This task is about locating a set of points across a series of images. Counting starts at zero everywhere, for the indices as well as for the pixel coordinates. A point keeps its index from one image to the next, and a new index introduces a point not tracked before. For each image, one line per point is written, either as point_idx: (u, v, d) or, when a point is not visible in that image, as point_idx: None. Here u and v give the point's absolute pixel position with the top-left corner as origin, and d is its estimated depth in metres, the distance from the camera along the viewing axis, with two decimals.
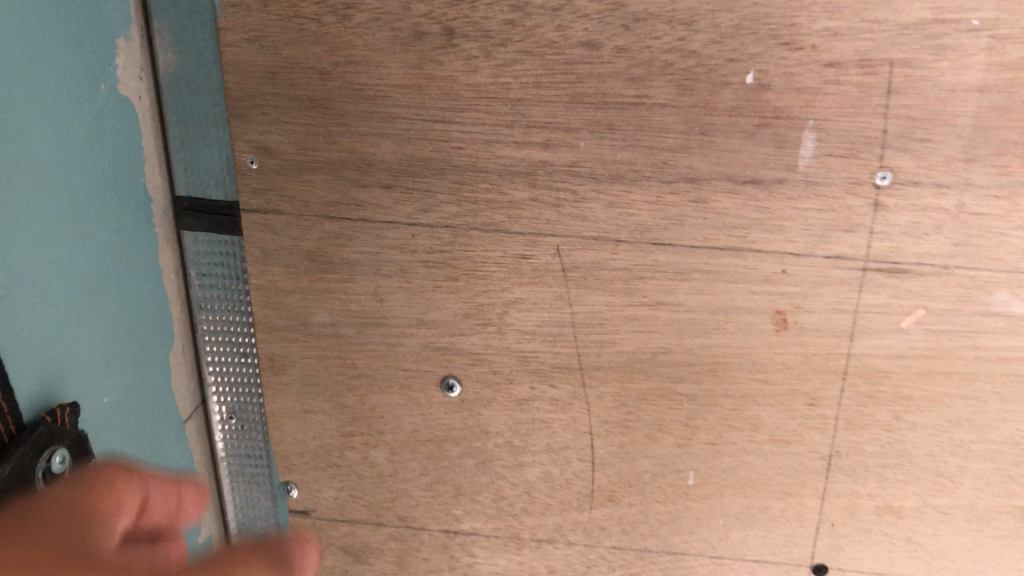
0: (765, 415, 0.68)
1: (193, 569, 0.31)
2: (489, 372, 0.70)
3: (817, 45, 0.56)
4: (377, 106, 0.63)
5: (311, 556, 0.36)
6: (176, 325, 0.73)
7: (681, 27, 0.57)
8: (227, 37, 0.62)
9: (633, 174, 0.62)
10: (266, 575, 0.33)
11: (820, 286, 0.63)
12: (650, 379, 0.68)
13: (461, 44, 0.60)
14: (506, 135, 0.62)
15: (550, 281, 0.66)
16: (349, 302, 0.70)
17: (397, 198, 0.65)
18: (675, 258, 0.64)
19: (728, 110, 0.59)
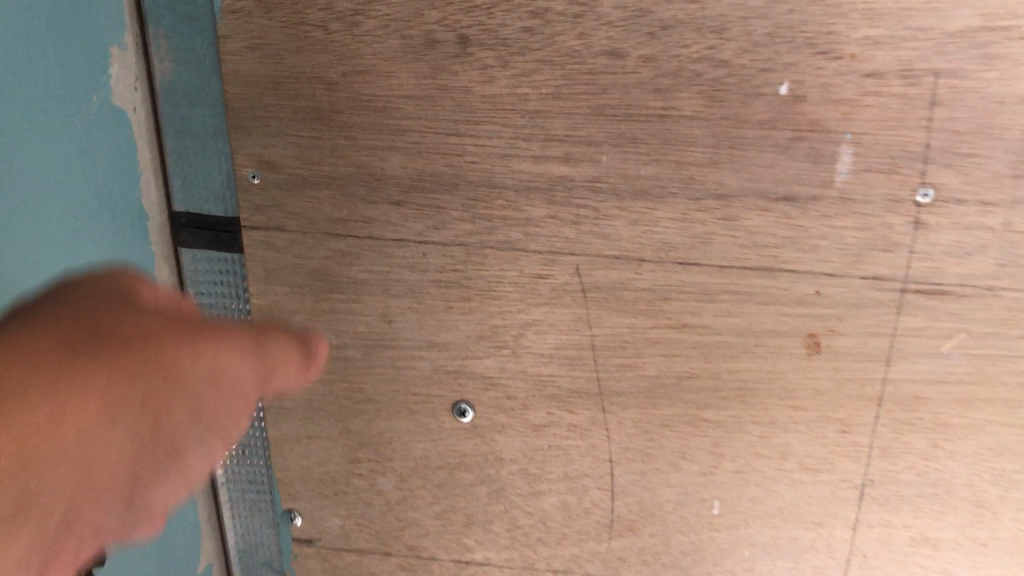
0: (795, 443, 0.65)
1: (249, 345, 0.36)
2: (503, 397, 0.67)
3: (857, 55, 0.53)
4: (387, 117, 0.59)
5: (322, 343, 0.43)
6: None
7: (711, 35, 0.54)
8: (229, 45, 0.59)
9: (659, 191, 0.58)
10: (298, 352, 0.40)
11: (855, 308, 0.60)
12: (674, 405, 0.65)
13: (475, 52, 0.56)
14: (524, 148, 0.59)
15: (569, 302, 0.63)
16: (356, 323, 0.66)
17: (407, 215, 0.62)
18: (702, 278, 0.60)
19: (760, 122, 0.55)
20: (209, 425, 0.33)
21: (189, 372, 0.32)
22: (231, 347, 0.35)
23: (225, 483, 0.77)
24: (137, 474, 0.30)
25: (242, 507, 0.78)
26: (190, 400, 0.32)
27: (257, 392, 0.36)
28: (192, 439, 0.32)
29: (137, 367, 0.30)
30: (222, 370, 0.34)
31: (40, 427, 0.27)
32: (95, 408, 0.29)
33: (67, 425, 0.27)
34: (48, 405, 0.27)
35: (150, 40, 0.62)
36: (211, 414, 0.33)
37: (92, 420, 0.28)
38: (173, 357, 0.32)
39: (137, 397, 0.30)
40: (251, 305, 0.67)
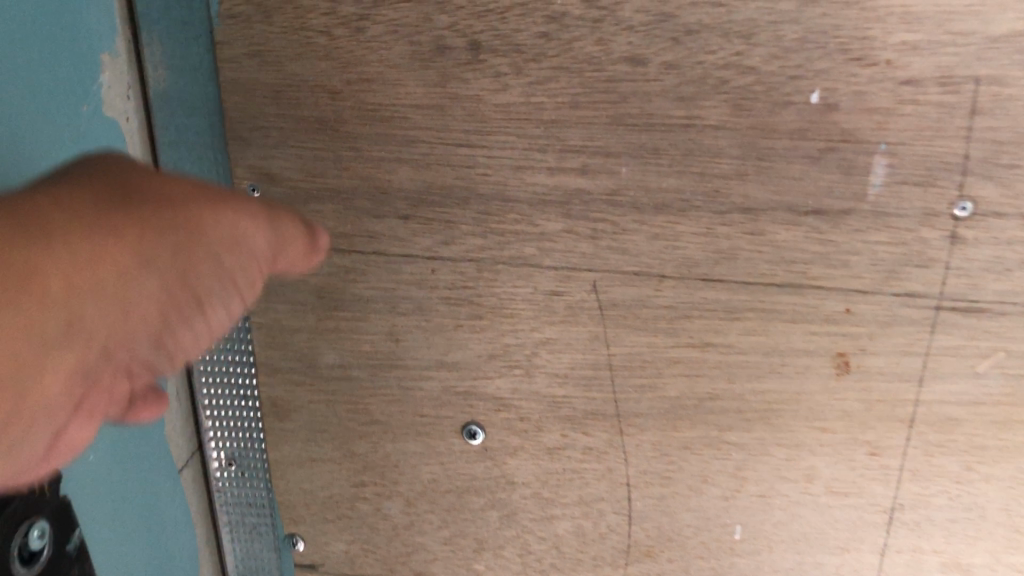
0: (822, 466, 0.62)
1: (261, 217, 0.41)
2: (515, 419, 0.64)
3: (892, 61, 0.50)
4: (393, 127, 0.56)
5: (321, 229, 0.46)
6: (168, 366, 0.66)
7: (738, 40, 0.51)
8: (226, 52, 0.56)
9: (681, 204, 0.55)
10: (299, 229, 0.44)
11: (887, 326, 0.57)
12: (696, 427, 0.62)
13: (488, 59, 0.53)
14: (538, 160, 0.56)
15: (585, 320, 0.60)
16: (361, 342, 0.63)
17: (415, 230, 0.59)
18: (726, 295, 0.57)
19: (789, 132, 0.53)
20: (224, 277, 0.41)
21: (214, 232, 0.39)
22: (246, 214, 0.40)
23: (223, 506, 0.73)
24: (167, 310, 0.39)
25: (241, 531, 0.74)
26: (212, 257, 0.39)
27: (267, 258, 0.42)
28: (211, 293, 0.41)
29: (165, 224, 0.37)
30: (241, 236, 0.40)
31: (102, 270, 0.35)
32: (133, 256, 0.36)
33: (104, 271, 0.35)
34: (87, 255, 0.34)
35: (142, 45, 0.57)
36: (226, 269, 0.40)
37: (125, 268, 0.35)
38: (197, 218, 0.38)
39: (165, 249, 0.37)
40: (251, 323, 0.64)
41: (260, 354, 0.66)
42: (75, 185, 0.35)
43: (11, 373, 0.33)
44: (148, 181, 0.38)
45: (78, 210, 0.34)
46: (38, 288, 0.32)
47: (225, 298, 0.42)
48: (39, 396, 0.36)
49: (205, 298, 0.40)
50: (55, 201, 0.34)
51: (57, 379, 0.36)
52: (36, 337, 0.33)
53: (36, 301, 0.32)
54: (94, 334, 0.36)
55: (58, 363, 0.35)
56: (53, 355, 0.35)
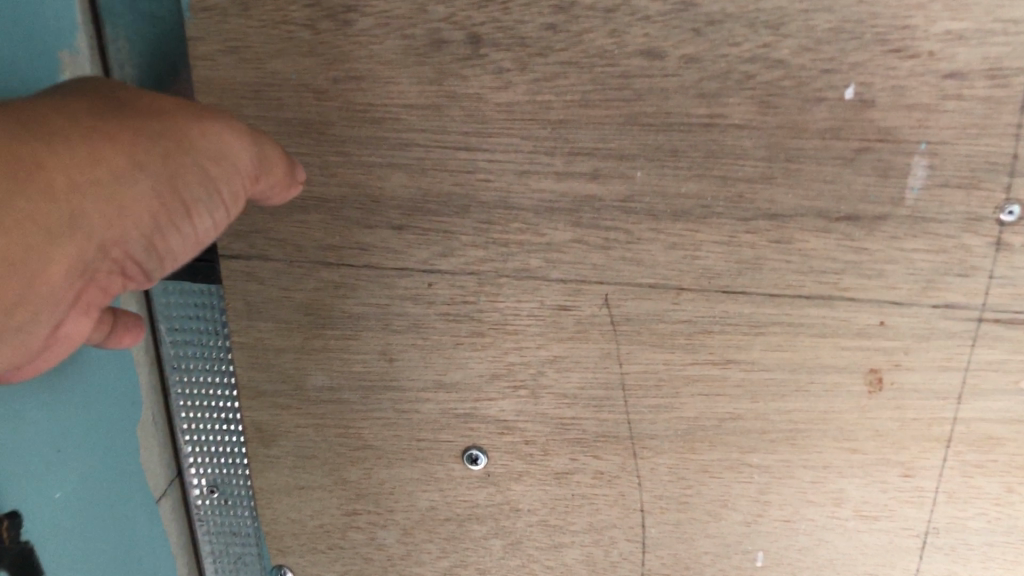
0: (852, 489, 0.57)
1: (244, 131, 0.44)
2: (520, 442, 0.59)
3: (936, 52, 0.45)
4: (386, 130, 0.51)
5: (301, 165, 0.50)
6: (144, 389, 0.62)
7: (766, 31, 0.46)
8: (199, 49, 0.50)
9: (701, 211, 0.51)
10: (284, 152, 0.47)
11: (924, 340, 0.52)
12: (715, 449, 0.57)
13: (490, 54, 0.48)
14: (545, 164, 0.51)
15: (596, 336, 0.55)
16: (352, 362, 0.58)
17: (410, 241, 0.54)
18: (750, 308, 0.53)
19: (821, 131, 0.48)
20: (212, 188, 0.43)
21: (201, 143, 0.43)
22: (229, 130, 0.44)
23: (205, 536, 0.69)
24: (163, 218, 0.42)
25: (226, 561, 0.70)
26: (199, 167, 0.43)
27: (252, 172, 0.45)
28: (199, 200, 0.43)
29: (154, 135, 0.41)
30: (225, 150, 0.43)
31: (96, 171, 0.38)
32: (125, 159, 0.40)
33: (99, 170, 0.39)
34: (82, 155, 0.38)
35: (107, 42, 0.52)
36: (212, 181, 0.43)
37: (119, 167, 0.39)
38: (184, 131, 0.42)
39: (155, 156, 0.41)
40: (232, 342, 0.59)
41: (242, 376, 0.60)
42: (74, 106, 0.40)
43: (10, 255, 0.35)
44: (139, 103, 0.42)
45: (74, 120, 0.39)
46: (41, 178, 0.36)
47: (215, 214, 0.45)
48: (45, 285, 0.38)
49: (196, 207, 0.43)
50: (53, 115, 0.39)
51: (60, 274, 0.38)
52: (42, 222, 0.36)
53: (38, 188, 0.36)
54: (93, 230, 0.39)
55: (60, 254, 0.38)
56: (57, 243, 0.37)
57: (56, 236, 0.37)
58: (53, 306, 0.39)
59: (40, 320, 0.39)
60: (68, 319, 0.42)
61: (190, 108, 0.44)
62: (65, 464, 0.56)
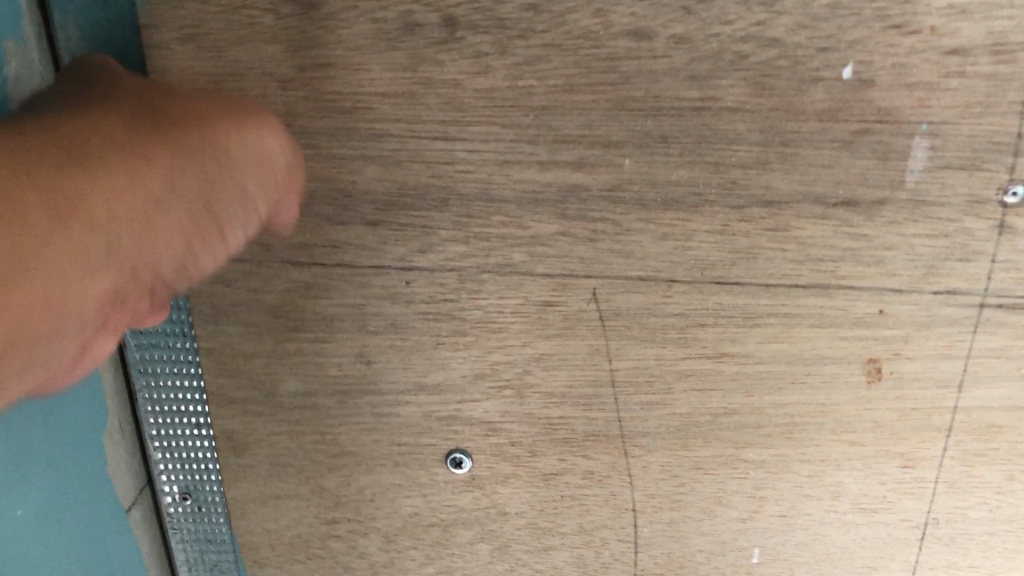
0: (849, 481, 0.56)
1: (268, 140, 0.40)
2: (506, 444, 0.57)
3: (938, 28, 0.43)
4: (357, 120, 0.48)
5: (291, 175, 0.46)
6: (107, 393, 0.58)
7: (760, 8, 0.44)
8: (153, 38, 0.47)
9: (694, 200, 0.48)
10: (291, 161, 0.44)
11: (925, 328, 0.50)
12: (710, 445, 0.55)
13: (467, 37, 0.45)
14: (528, 153, 0.48)
15: (584, 332, 0.53)
16: (327, 366, 0.55)
17: (386, 238, 0.51)
18: (745, 299, 0.51)
19: (818, 113, 0.46)
20: (243, 201, 0.40)
21: (238, 157, 0.39)
22: (257, 137, 0.40)
23: (179, 545, 0.63)
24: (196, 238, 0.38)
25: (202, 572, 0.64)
26: (235, 181, 0.39)
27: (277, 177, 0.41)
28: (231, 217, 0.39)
29: (193, 147, 0.37)
30: (253, 159, 0.39)
31: (136, 194, 0.34)
32: (167, 175, 0.36)
33: (141, 194, 0.34)
34: (122, 178, 0.33)
35: None
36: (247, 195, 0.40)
37: (163, 186, 0.35)
38: (221, 142, 0.38)
39: (196, 170, 0.37)
40: (198, 348, 0.56)
41: (210, 384, 0.57)
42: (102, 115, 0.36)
43: (55, 296, 0.31)
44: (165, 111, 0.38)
45: (109, 135, 0.34)
46: (88, 208, 0.31)
47: (248, 228, 0.41)
48: (80, 322, 0.33)
49: (232, 223, 0.40)
50: (79, 134, 0.33)
51: (96, 308, 0.33)
52: (89, 260, 0.32)
53: (82, 224, 0.31)
54: (133, 260, 0.34)
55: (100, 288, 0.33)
56: (99, 277, 0.33)
57: (105, 264, 0.33)
58: (87, 335, 0.35)
59: (69, 354, 0.34)
60: (91, 347, 0.37)
61: (222, 112, 0.40)
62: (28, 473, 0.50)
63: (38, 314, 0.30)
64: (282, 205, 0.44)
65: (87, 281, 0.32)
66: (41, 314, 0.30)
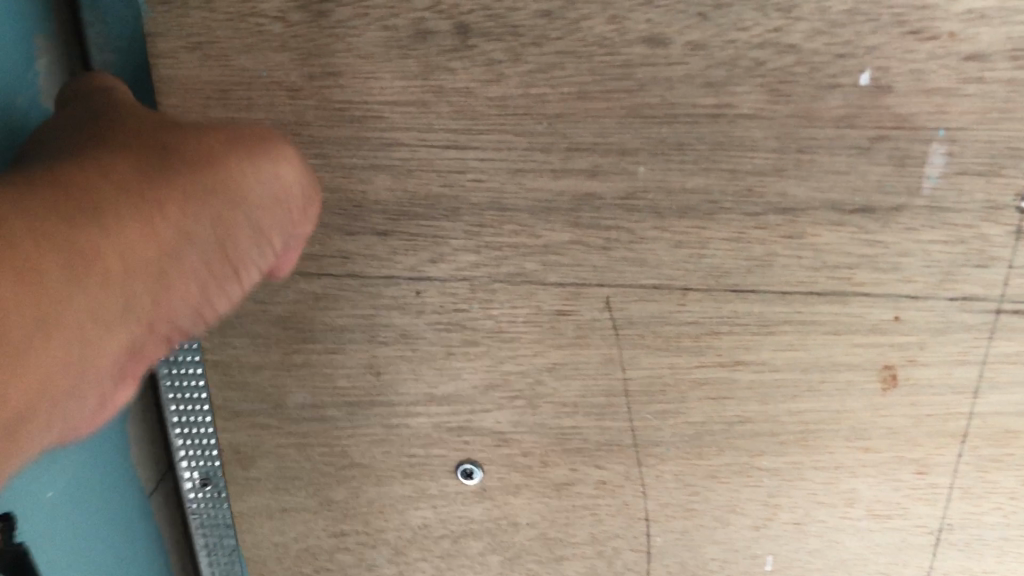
0: (863, 488, 0.55)
1: (288, 171, 0.40)
2: (518, 455, 0.56)
3: (956, 33, 0.43)
4: (367, 130, 0.47)
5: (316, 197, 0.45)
6: None
7: (777, 14, 0.43)
8: (158, 46, 0.46)
9: (709, 207, 0.48)
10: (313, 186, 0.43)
11: (940, 334, 0.50)
12: (724, 453, 0.55)
13: (480, 45, 0.45)
14: (541, 161, 0.47)
15: (597, 342, 0.52)
16: (336, 378, 0.55)
17: (396, 248, 0.50)
18: (760, 307, 0.50)
19: (835, 120, 0.45)
20: (258, 240, 0.39)
21: (252, 195, 0.38)
22: (277, 169, 0.39)
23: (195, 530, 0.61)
24: (211, 280, 0.38)
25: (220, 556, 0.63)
26: (248, 219, 0.38)
27: (296, 209, 0.41)
28: (247, 256, 0.39)
29: (205, 190, 0.36)
30: (270, 194, 0.39)
31: (149, 245, 0.34)
32: (176, 224, 0.35)
33: (154, 242, 0.34)
34: (135, 229, 0.33)
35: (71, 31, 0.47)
36: (262, 232, 0.39)
37: (171, 236, 0.35)
38: (236, 180, 0.37)
39: (207, 216, 0.36)
40: (204, 361, 0.55)
41: (216, 397, 0.56)
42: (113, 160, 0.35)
43: (66, 357, 0.31)
44: (185, 144, 0.37)
45: (126, 181, 0.34)
46: (98, 266, 0.32)
47: (266, 263, 0.41)
48: (97, 374, 0.34)
49: (246, 261, 0.39)
50: (93, 181, 0.33)
51: (112, 359, 0.34)
52: (99, 317, 0.32)
53: (92, 283, 0.32)
54: (145, 311, 0.35)
55: (114, 341, 0.34)
56: (112, 331, 0.33)
57: (111, 324, 0.33)
58: (107, 389, 0.36)
59: (91, 403, 0.35)
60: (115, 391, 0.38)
61: (238, 143, 0.38)
62: (36, 465, 0.48)
63: (53, 377, 0.31)
64: (301, 234, 0.43)
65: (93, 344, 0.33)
66: (56, 376, 0.31)
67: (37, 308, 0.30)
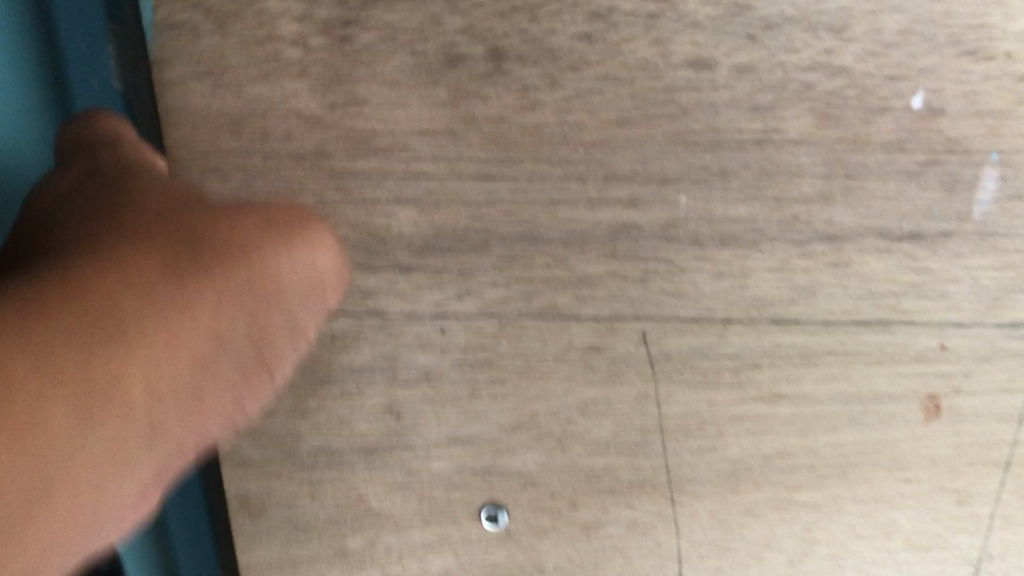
0: (903, 519, 0.53)
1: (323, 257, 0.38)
2: (545, 496, 0.53)
3: (1014, 53, 0.41)
4: (392, 160, 0.44)
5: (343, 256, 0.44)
6: None
7: (829, 35, 0.41)
8: (164, 75, 0.42)
9: (753, 236, 0.46)
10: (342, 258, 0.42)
11: (987, 362, 0.49)
12: (762, 489, 0.53)
13: (515, 70, 0.42)
14: (578, 191, 0.45)
15: (632, 377, 0.50)
16: (354, 421, 0.51)
17: (420, 284, 0.47)
18: (803, 338, 0.48)
19: (885, 144, 0.43)
20: (289, 331, 0.39)
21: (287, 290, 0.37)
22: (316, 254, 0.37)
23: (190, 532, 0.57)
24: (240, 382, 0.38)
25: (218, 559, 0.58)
26: (279, 309, 0.38)
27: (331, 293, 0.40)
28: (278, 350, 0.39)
29: (237, 293, 0.35)
30: (303, 283, 0.38)
31: (173, 362, 0.34)
32: (206, 328, 0.35)
33: (178, 358, 0.34)
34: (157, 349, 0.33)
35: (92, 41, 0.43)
36: (293, 323, 0.39)
37: (199, 346, 0.35)
38: (271, 277, 0.36)
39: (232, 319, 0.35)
40: None
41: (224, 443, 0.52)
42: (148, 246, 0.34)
43: (90, 495, 0.32)
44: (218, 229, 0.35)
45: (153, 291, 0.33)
46: (116, 395, 0.32)
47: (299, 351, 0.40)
48: (130, 497, 0.34)
49: (279, 352, 0.39)
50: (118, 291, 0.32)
51: (144, 476, 0.35)
52: (125, 446, 0.33)
53: (112, 412, 0.32)
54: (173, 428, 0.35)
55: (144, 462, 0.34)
56: (141, 457, 0.34)
57: (139, 449, 0.34)
58: (147, 504, 0.36)
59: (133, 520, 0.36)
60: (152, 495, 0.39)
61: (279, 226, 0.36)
62: None
63: (77, 517, 0.32)
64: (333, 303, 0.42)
65: (122, 472, 0.33)
66: (81, 515, 0.32)
67: (51, 458, 0.30)
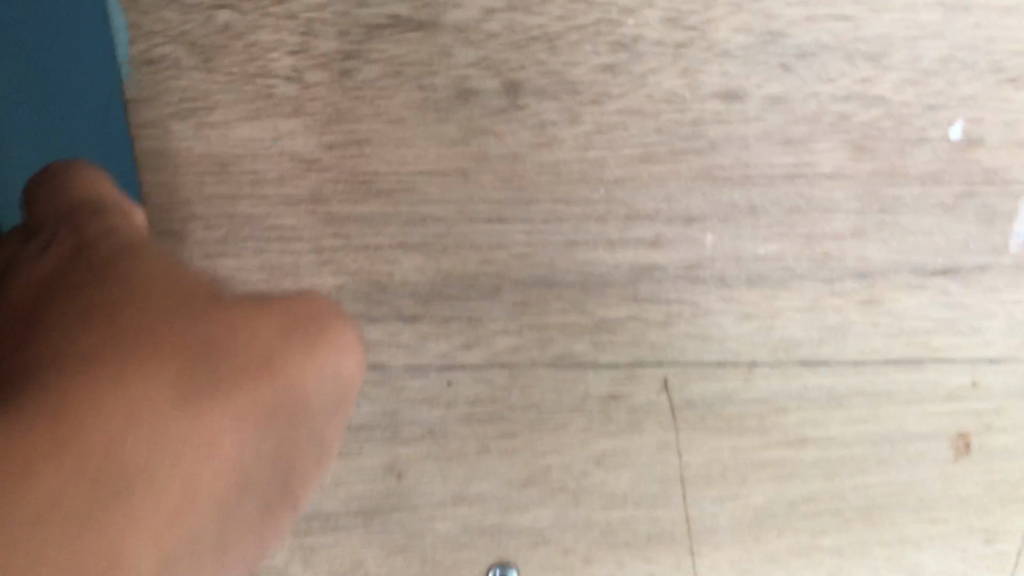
0: (929, 564, 0.50)
1: (345, 355, 0.34)
2: (557, 554, 0.48)
3: None
4: (396, 204, 0.40)
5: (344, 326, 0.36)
6: None
7: (866, 63, 0.39)
8: (140, 116, 0.38)
9: (782, 275, 0.43)
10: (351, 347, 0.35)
11: (1019, 398, 0.47)
12: (784, 536, 0.49)
13: (531, 104, 0.39)
14: (598, 232, 0.41)
15: (652, 426, 0.46)
16: (348, 480, 0.46)
17: (425, 334, 0.44)
18: (831, 379, 0.46)
19: (921, 177, 0.41)
20: (302, 445, 0.33)
21: (310, 402, 0.32)
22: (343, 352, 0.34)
23: None
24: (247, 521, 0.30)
25: None
26: (297, 421, 0.32)
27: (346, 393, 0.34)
28: (290, 467, 0.32)
29: (262, 407, 0.30)
30: (326, 384, 0.33)
31: (184, 515, 0.27)
32: (225, 462, 0.29)
33: (191, 508, 0.27)
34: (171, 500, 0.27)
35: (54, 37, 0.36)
36: (308, 434, 0.33)
37: (217, 482, 0.29)
38: (296, 387, 0.32)
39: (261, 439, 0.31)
40: None
41: None
42: (162, 349, 0.28)
43: None
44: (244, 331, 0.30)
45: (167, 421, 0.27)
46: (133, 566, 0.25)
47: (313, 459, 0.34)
48: None
49: (293, 467, 0.33)
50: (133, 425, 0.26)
51: None
52: None
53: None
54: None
55: None
56: None
57: None
58: None
59: None
60: None
61: (306, 333, 0.32)
62: None
63: None
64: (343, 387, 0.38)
65: None
66: None
67: None
